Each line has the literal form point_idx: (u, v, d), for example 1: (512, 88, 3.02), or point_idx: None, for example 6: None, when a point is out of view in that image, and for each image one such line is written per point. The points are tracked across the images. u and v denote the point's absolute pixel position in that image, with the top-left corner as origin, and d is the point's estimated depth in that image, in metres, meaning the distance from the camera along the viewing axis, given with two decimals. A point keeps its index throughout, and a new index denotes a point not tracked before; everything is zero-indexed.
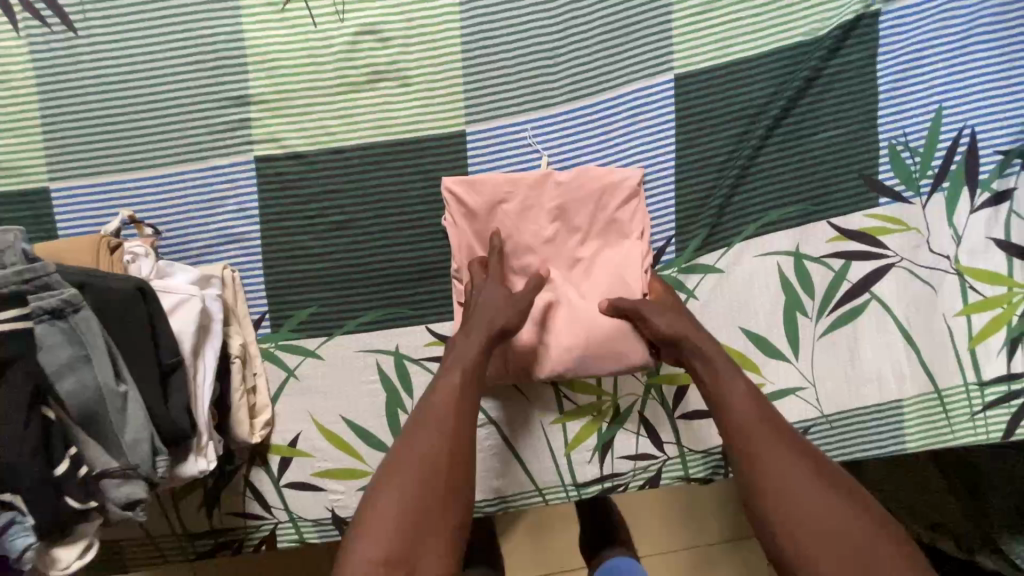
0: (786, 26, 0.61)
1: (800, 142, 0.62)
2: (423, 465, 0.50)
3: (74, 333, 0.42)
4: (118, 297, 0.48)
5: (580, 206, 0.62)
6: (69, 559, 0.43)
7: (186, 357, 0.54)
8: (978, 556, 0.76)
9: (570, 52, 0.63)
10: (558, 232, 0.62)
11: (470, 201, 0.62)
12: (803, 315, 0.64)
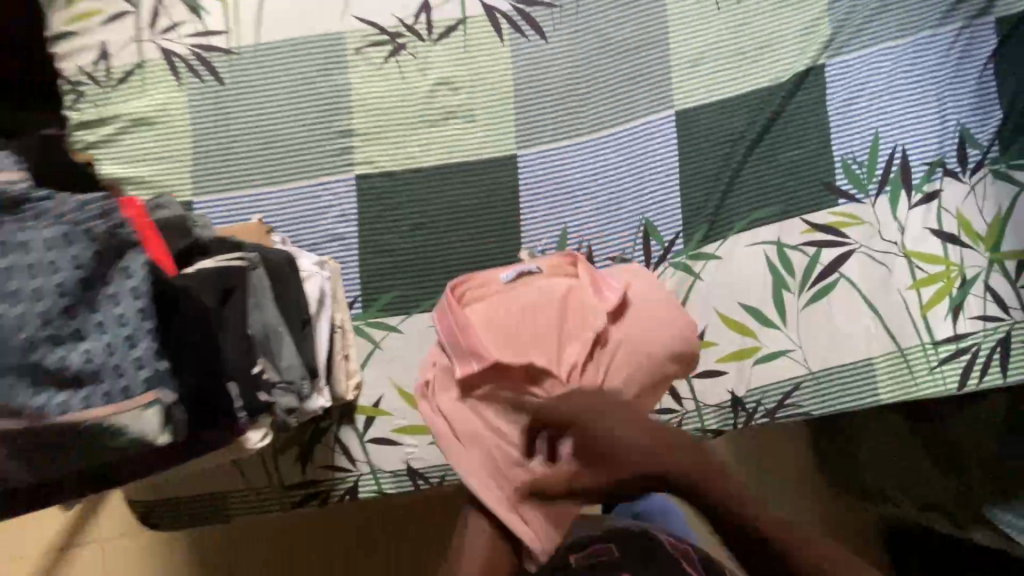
0: (757, 77, 0.82)
1: (774, 159, 0.82)
2: (485, 513, 0.61)
3: (258, 279, 0.60)
4: (279, 260, 0.65)
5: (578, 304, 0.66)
6: (257, 438, 0.57)
7: (313, 314, 0.71)
8: (973, 532, 0.89)
9: (595, 96, 0.83)
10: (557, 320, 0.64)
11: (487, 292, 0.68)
12: (788, 292, 0.81)
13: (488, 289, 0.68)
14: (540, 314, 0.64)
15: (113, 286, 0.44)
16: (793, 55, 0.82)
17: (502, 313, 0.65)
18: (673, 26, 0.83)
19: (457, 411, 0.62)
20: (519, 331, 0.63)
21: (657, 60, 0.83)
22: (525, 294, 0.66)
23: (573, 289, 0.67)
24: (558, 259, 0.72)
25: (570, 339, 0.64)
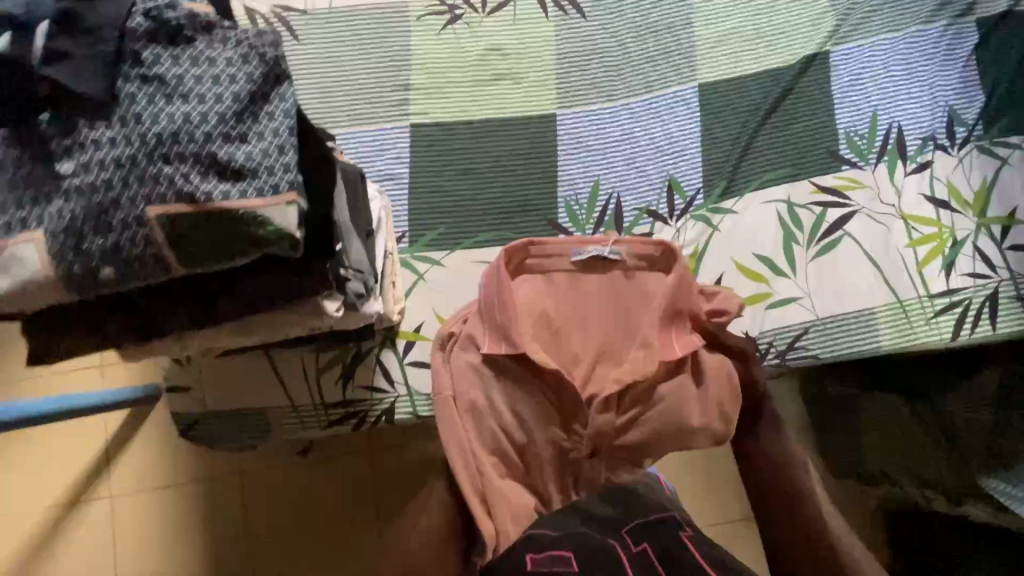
0: (770, 58, 0.93)
1: (785, 128, 0.92)
2: (461, 465, 0.71)
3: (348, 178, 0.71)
4: (353, 172, 0.74)
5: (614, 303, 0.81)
6: (333, 308, 0.60)
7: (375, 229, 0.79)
8: (968, 506, 0.92)
9: (628, 68, 0.94)
10: (588, 319, 0.81)
11: (546, 270, 0.82)
12: (797, 244, 0.89)
13: (570, 272, 0.82)
14: (589, 322, 0.81)
15: (275, 103, 0.42)
16: (802, 42, 0.94)
17: (559, 311, 0.81)
18: (698, 13, 0.95)
19: (481, 382, 0.76)
20: (564, 332, 0.80)
21: (682, 39, 0.94)
22: (575, 287, 0.81)
23: (636, 300, 0.80)
24: (647, 246, 0.81)
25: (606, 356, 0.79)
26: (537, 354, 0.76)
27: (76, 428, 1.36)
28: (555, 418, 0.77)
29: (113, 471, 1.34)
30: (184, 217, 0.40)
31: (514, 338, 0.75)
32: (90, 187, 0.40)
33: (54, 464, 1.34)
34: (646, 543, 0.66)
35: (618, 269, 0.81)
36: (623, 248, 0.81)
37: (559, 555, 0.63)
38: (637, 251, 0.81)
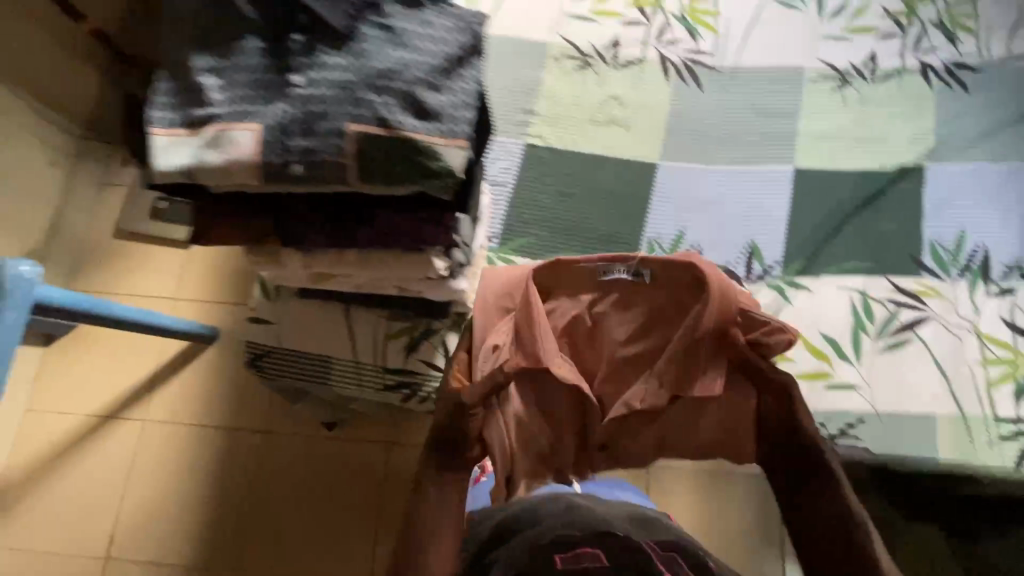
0: (866, 161, 0.99)
1: (872, 225, 0.96)
2: (502, 458, 0.76)
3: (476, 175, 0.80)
4: None
5: (637, 322, 0.81)
6: (442, 266, 0.67)
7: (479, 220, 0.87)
8: None
9: (731, 138, 1.02)
10: (616, 335, 0.81)
11: (576, 286, 0.81)
12: (866, 334, 0.91)
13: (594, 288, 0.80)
14: (609, 338, 0.81)
15: (469, 69, 0.51)
16: (900, 153, 1.00)
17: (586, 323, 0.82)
18: (806, 107, 1.03)
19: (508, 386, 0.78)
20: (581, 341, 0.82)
21: (786, 126, 1.02)
22: (608, 305, 0.81)
23: (658, 322, 0.80)
24: (676, 266, 0.76)
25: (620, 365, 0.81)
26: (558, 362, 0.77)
27: (133, 349, 1.44)
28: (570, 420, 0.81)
29: (152, 397, 1.41)
30: (379, 140, 0.48)
31: (535, 343, 0.77)
32: (310, 99, 0.49)
33: (103, 379, 1.41)
34: (676, 554, 0.65)
35: (638, 293, 0.80)
36: (651, 271, 0.77)
37: (586, 551, 0.60)
38: (665, 272, 0.77)
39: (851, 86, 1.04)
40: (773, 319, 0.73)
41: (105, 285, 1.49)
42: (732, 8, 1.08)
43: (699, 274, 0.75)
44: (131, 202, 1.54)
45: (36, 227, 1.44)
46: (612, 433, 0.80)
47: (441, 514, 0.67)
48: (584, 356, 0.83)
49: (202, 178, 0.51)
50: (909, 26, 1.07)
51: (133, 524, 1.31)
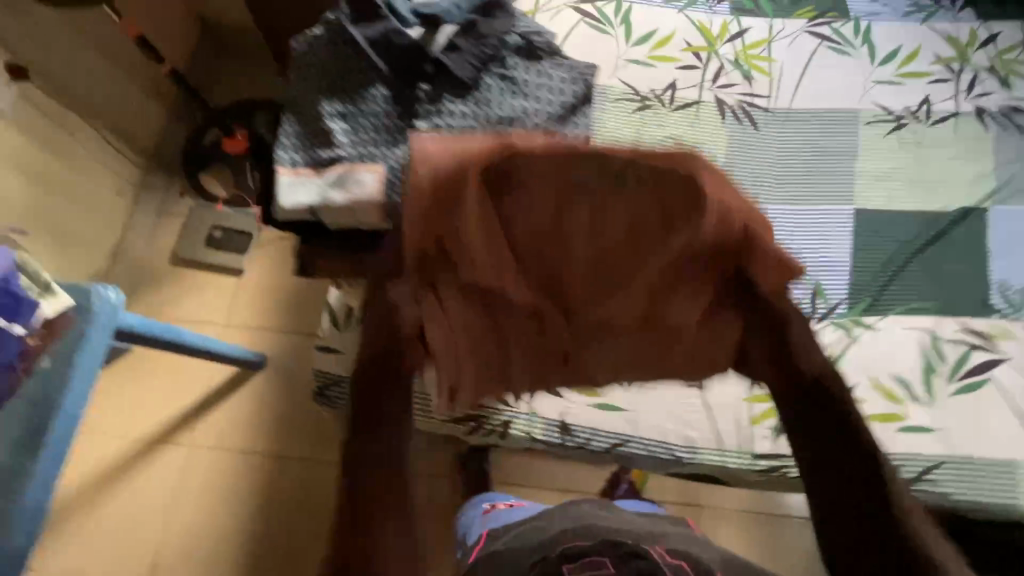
0: (926, 202, 1.00)
1: (938, 266, 0.96)
2: (449, 369, 0.64)
3: None
4: None
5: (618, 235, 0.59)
6: None
7: None
8: None
9: (788, 179, 1.04)
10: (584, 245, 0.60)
11: (532, 179, 0.56)
12: (938, 375, 0.90)
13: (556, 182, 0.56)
14: (577, 255, 0.60)
15: (580, 116, 0.79)
16: (960, 194, 1.00)
17: (544, 226, 0.58)
18: (862, 148, 1.05)
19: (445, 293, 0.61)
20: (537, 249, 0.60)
21: (844, 167, 1.04)
22: (580, 204, 0.58)
23: (643, 229, 0.59)
24: (671, 168, 0.55)
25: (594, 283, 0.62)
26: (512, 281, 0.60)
27: (183, 373, 1.46)
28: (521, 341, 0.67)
29: (201, 422, 1.42)
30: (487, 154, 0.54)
31: (482, 246, 0.57)
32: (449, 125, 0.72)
33: (154, 403, 1.44)
34: (682, 560, 0.68)
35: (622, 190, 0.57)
36: (641, 167, 0.55)
37: (591, 560, 0.67)
38: (660, 174, 0.55)
39: (907, 127, 1.06)
40: (769, 242, 0.61)
41: (160, 310, 1.53)
42: (786, 53, 1.12)
43: (698, 182, 0.55)
44: (189, 232, 1.59)
45: (100, 253, 1.50)
46: (572, 350, 0.69)
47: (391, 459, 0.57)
48: (533, 266, 0.61)
49: (326, 212, 0.71)
50: (963, 71, 1.08)
51: (178, 551, 1.31)
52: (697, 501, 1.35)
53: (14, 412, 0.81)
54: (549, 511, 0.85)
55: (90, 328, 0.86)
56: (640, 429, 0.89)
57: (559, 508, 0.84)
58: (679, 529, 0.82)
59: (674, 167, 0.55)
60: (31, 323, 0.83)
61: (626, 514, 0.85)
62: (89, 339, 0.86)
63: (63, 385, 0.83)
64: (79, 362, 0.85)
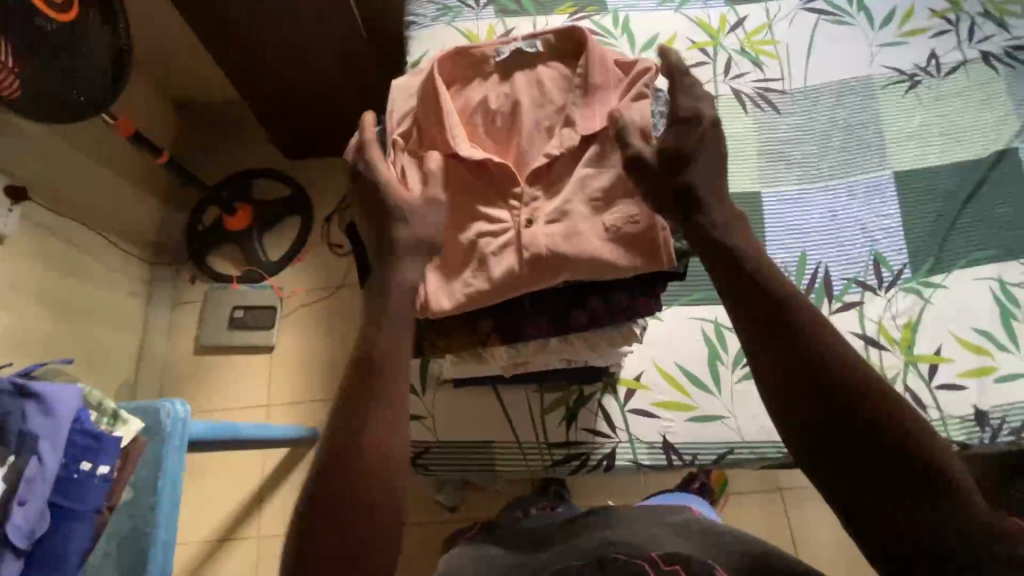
0: (959, 152, 1.02)
1: (987, 213, 0.97)
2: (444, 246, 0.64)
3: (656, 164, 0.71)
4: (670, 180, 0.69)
5: (547, 86, 0.70)
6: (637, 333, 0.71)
7: None
8: None
9: (820, 157, 1.05)
10: (519, 96, 0.70)
11: (465, 69, 0.73)
12: (1017, 321, 0.90)
13: (495, 72, 0.72)
14: (510, 107, 0.69)
15: None
16: (988, 139, 1.02)
17: (500, 100, 0.70)
18: (884, 112, 1.06)
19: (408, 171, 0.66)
20: (489, 112, 0.69)
21: (872, 134, 1.05)
22: (504, 79, 0.72)
23: (558, 79, 0.71)
24: (566, 39, 0.72)
25: (545, 133, 0.67)
26: (460, 137, 0.66)
27: (231, 464, 1.41)
28: (481, 206, 0.65)
29: (264, 510, 1.37)
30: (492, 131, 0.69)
31: (426, 120, 0.68)
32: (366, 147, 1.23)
33: (212, 500, 1.38)
34: (677, 565, 0.69)
35: (531, 63, 0.72)
36: (540, 42, 0.72)
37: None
38: (559, 44, 0.73)
39: (922, 84, 1.08)
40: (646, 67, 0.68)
41: (196, 403, 1.48)
42: (788, 33, 1.13)
43: (582, 39, 0.71)
44: (208, 318, 1.53)
45: (125, 359, 1.46)
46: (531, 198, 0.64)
47: (368, 416, 0.52)
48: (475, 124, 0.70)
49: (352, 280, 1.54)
50: (959, 20, 1.11)
51: None
52: (777, 485, 1.33)
53: (109, 552, 0.78)
54: (561, 534, 0.89)
55: (165, 449, 0.81)
56: (744, 433, 0.87)
57: (573, 532, 0.88)
58: (693, 530, 0.82)
59: (565, 31, 0.72)
60: (114, 458, 0.75)
61: (631, 514, 0.89)
62: (166, 460, 0.81)
63: (153, 514, 0.78)
64: (162, 485, 0.79)
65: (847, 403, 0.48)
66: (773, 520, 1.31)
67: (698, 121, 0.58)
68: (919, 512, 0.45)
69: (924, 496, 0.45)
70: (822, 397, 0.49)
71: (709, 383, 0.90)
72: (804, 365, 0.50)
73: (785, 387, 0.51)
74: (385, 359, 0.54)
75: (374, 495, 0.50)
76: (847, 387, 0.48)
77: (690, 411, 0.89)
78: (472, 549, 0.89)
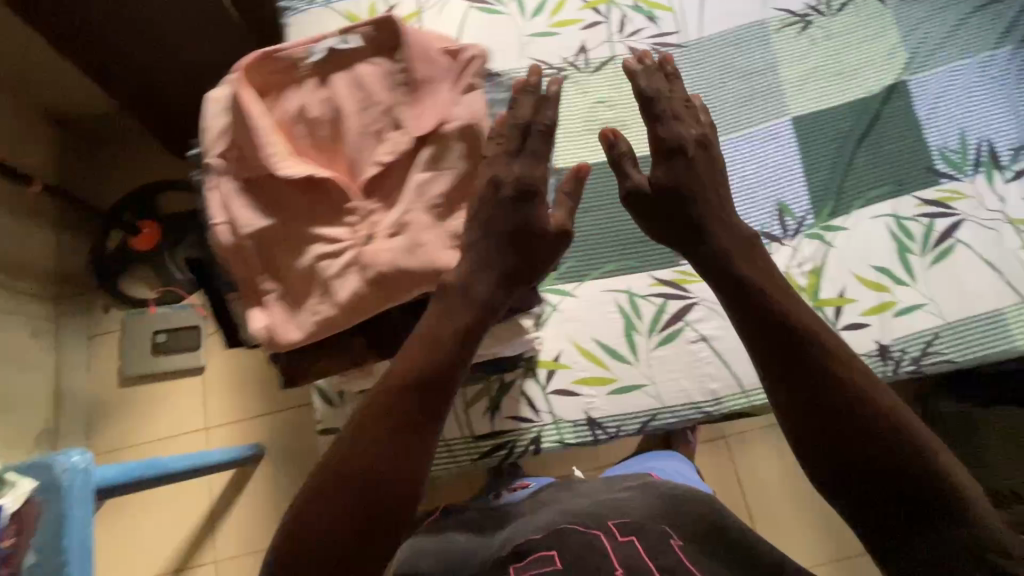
0: (854, 90, 1.02)
1: (883, 149, 0.98)
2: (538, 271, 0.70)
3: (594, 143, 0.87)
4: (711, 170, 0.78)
5: (374, 85, 0.70)
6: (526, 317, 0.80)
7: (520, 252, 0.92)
8: None
9: (719, 109, 1.04)
10: (345, 99, 0.70)
11: (281, 76, 0.73)
12: (913, 254, 0.93)
13: (310, 76, 0.72)
14: (335, 114, 0.70)
15: None
16: (881, 74, 1.02)
17: (323, 106, 0.70)
18: (779, 56, 1.05)
19: (233, 194, 0.67)
20: (311, 122, 0.70)
21: (770, 81, 1.04)
22: (324, 82, 0.72)
23: (381, 75, 0.71)
24: (381, 29, 0.72)
25: (374, 136, 0.68)
26: (278, 152, 0.67)
27: (175, 494, 1.36)
28: (314, 226, 0.67)
29: (217, 534, 1.33)
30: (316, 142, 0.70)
31: (244, 136, 0.68)
32: None
33: (160, 533, 1.34)
34: (633, 536, 0.72)
35: (350, 59, 0.72)
36: (356, 36, 0.73)
37: (540, 557, 0.70)
38: (375, 35, 0.72)
39: (814, 25, 1.06)
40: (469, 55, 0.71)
41: (127, 438, 1.42)
42: None
43: (396, 31, 0.71)
44: (128, 348, 1.45)
45: (40, 403, 1.37)
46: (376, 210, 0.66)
47: (400, 430, 0.56)
48: (297, 135, 0.70)
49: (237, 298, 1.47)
50: None
51: None
52: (721, 433, 1.37)
53: None
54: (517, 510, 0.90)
55: (66, 503, 0.77)
56: (665, 400, 0.88)
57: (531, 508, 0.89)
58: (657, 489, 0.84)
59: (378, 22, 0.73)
60: None
61: (590, 485, 0.89)
62: (71, 516, 0.76)
63: None
64: (68, 543, 0.75)
65: (851, 406, 0.58)
66: (720, 468, 1.36)
67: (683, 150, 0.75)
68: (918, 504, 0.55)
69: (924, 496, 0.54)
70: (828, 401, 0.59)
71: (626, 354, 0.90)
72: (812, 371, 0.60)
73: (796, 396, 0.60)
74: (438, 384, 0.58)
75: (381, 517, 0.53)
76: (849, 397, 0.58)
77: (611, 384, 0.89)
78: (439, 537, 0.87)
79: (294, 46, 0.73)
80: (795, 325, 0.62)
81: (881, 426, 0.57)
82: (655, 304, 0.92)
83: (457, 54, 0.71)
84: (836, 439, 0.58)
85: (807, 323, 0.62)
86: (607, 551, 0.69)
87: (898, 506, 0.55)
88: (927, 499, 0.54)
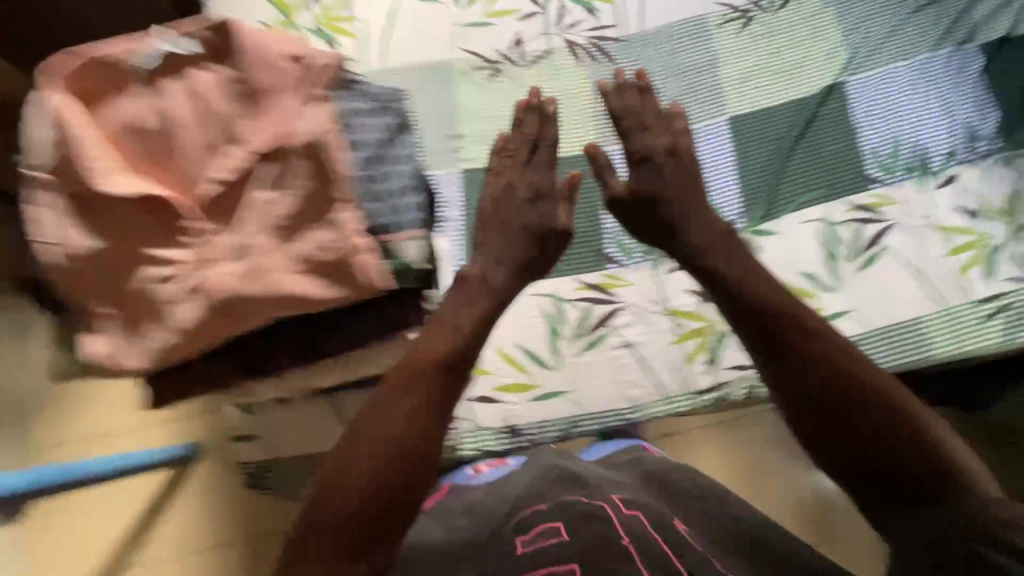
0: (796, 88, 1.00)
1: (817, 152, 0.97)
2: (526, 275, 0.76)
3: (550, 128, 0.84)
4: None
5: (211, 94, 0.64)
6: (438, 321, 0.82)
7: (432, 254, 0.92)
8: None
9: None
10: (176, 109, 0.63)
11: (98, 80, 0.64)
12: (842, 261, 0.93)
13: (137, 80, 0.64)
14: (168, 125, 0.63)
15: None
16: (822, 74, 1.00)
17: (151, 116, 0.63)
18: (722, 52, 1.02)
19: (51, 216, 0.60)
20: (141, 133, 0.63)
21: (709, 78, 1.02)
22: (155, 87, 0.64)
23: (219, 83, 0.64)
24: (219, 31, 0.65)
25: (210, 151, 0.62)
26: (99, 170, 0.60)
27: (104, 496, 1.32)
28: (146, 249, 0.61)
29: (150, 536, 1.30)
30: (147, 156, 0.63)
31: (59, 149, 0.60)
32: None
33: (89, 537, 1.30)
34: (637, 512, 0.68)
35: (184, 63, 0.65)
36: (189, 38, 0.65)
37: (546, 529, 0.66)
38: (211, 40, 0.65)
39: (756, 20, 1.04)
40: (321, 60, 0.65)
41: (51, 441, 1.37)
42: None
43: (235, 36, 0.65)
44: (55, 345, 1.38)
45: None
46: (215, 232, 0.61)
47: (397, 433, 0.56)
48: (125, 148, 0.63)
49: None
50: None
51: None
52: None
53: None
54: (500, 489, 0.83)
55: None
56: (586, 406, 0.87)
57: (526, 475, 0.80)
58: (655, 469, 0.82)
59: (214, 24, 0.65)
60: None
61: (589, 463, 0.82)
62: None
63: None
64: None
65: (850, 407, 0.57)
66: None
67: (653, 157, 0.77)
68: (919, 501, 0.54)
69: (925, 491, 0.54)
70: (827, 403, 0.57)
71: (548, 360, 0.88)
72: (812, 373, 0.58)
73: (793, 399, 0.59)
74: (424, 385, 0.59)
75: (383, 518, 0.55)
76: (850, 395, 0.57)
77: (533, 391, 0.87)
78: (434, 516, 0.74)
79: (114, 46, 0.64)
80: (788, 325, 0.61)
81: (882, 426, 0.55)
82: (581, 309, 0.90)
83: (300, 60, 0.65)
84: (836, 440, 0.57)
85: (802, 320, 0.61)
86: (614, 525, 0.65)
87: (898, 506, 0.55)
88: (927, 499, 0.54)
